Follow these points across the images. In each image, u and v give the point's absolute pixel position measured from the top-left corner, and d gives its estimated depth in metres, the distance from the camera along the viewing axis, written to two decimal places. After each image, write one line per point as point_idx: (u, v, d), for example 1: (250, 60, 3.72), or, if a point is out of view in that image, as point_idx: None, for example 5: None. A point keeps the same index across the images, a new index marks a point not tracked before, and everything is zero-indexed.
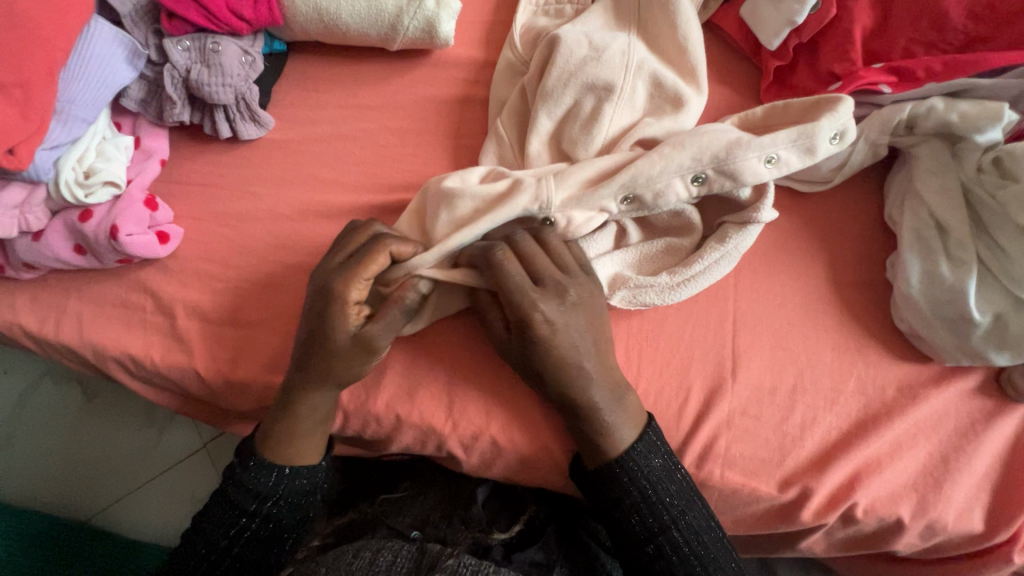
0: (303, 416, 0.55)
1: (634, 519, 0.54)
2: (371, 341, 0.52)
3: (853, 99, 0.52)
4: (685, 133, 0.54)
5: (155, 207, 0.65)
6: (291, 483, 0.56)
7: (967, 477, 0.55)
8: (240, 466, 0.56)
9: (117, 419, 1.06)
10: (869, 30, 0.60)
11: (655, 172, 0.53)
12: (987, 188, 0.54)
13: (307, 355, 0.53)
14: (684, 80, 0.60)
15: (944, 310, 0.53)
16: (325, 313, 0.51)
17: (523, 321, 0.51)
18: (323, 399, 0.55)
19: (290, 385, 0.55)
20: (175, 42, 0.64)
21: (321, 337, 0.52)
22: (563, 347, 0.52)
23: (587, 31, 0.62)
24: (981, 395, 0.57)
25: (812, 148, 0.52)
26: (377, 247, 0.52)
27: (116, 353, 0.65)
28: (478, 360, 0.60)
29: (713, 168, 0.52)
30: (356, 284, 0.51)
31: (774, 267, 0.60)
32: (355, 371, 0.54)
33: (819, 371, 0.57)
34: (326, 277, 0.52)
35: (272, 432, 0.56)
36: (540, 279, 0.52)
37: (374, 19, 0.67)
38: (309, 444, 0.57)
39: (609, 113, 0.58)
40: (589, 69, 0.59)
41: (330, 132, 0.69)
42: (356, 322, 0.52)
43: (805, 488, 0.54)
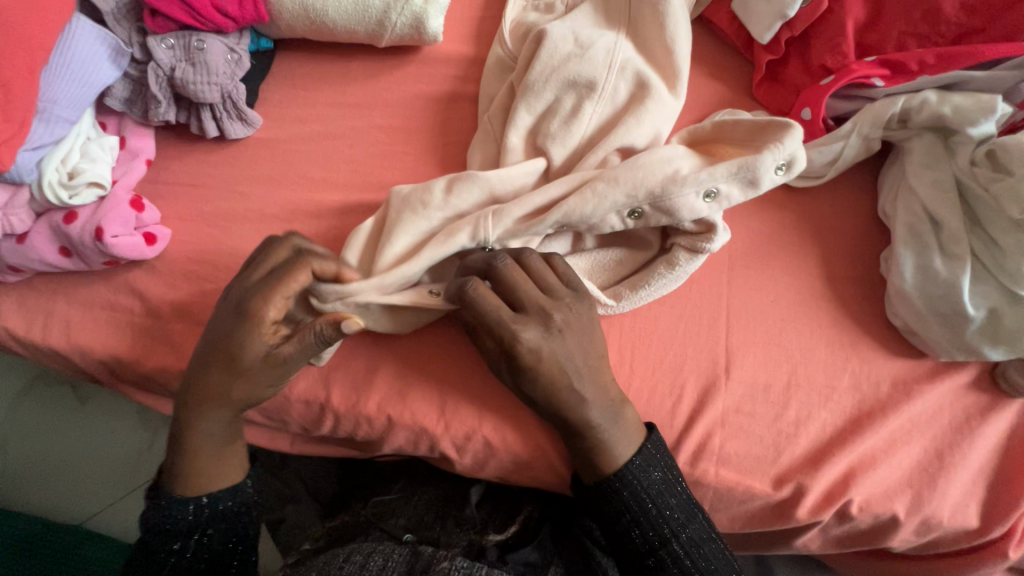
0: (200, 434, 0.54)
1: (634, 532, 0.54)
2: (283, 362, 0.52)
3: (802, 130, 0.50)
4: (621, 165, 0.53)
5: (142, 208, 0.64)
6: (214, 511, 0.55)
7: (962, 472, 0.55)
8: (152, 508, 0.54)
9: (111, 422, 1.06)
10: (861, 23, 0.59)
11: (586, 210, 0.52)
12: (980, 181, 0.53)
13: (208, 373, 0.52)
14: (666, 82, 0.60)
15: (938, 304, 0.53)
16: (234, 333, 0.51)
17: (508, 351, 0.51)
18: (218, 421, 0.54)
19: (185, 403, 0.54)
20: (159, 40, 0.63)
21: (229, 355, 0.51)
22: (551, 371, 0.51)
23: (575, 28, 0.61)
24: (976, 390, 0.57)
25: (753, 181, 0.51)
26: (298, 265, 0.52)
27: (104, 356, 0.65)
28: (464, 374, 0.59)
29: (649, 204, 0.52)
30: (273, 304, 0.51)
31: (767, 263, 0.60)
32: (258, 391, 0.53)
33: (813, 368, 0.57)
34: (240, 296, 0.52)
35: (180, 456, 0.54)
36: (525, 306, 0.52)
37: (361, 16, 0.66)
38: (217, 471, 0.55)
39: (587, 112, 0.58)
40: (572, 65, 0.59)
41: (319, 130, 0.68)
42: (271, 341, 0.52)
43: (800, 486, 0.54)
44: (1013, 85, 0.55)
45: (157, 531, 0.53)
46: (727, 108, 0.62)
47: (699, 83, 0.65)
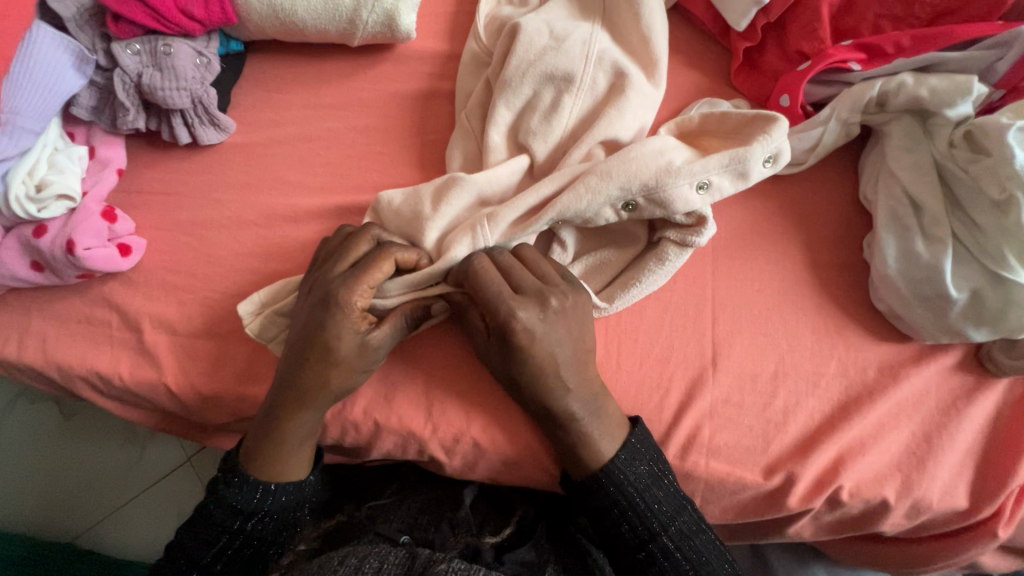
0: (296, 431, 0.54)
1: (623, 527, 0.54)
2: (375, 350, 0.52)
3: (786, 122, 0.51)
4: (612, 159, 0.52)
5: (114, 218, 0.63)
6: (276, 500, 0.55)
7: (950, 454, 0.55)
8: (223, 483, 0.54)
9: (98, 437, 1.04)
10: (836, 7, 0.59)
11: (577, 207, 0.52)
12: (960, 162, 0.52)
13: (304, 366, 0.51)
14: (645, 73, 0.59)
15: (922, 287, 0.53)
16: (328, 323, 0.50)
17: (501, 328, 0.49)
18: (312, 416, 0.54)
19: (280, 401, 0.53)
20: (125, 46, 0.62)
21: (323, 346, 0.50)
22: (541, 355, 0.50)
23: (549, 20, 0.60)
24: (961, 371, 0.57)
25: (743, 173, 0.52)
26: (383, 257, 0.51)
27: (82, 371, 0.63)
28: (453, 370, 0.58)
29: (642, 196, 0.52)
30: (362, 293, 0.50)
31: (751, 253, 0.59)
32: (354, 379, 0.53)
33: (800, 356, 0.56)
34: (329, 286, 0.50)
35: (270, 450, 0.54)
36: (521, 288, 0.51)
37: (331, 14, 0.65)
38: (297, 459, 0.56)
39: (568, 105, 0.57)
40: (549, 58, 0.58)
41: (294, 133, 0.67)
42: (363, 329, 0.51)
43: (791, 474, 0.54)
44: (989, 65, 0.54)
45: (223, 505, 0.54)
46: (705, 99, 0.62)
47: (677, 73, 0.64)
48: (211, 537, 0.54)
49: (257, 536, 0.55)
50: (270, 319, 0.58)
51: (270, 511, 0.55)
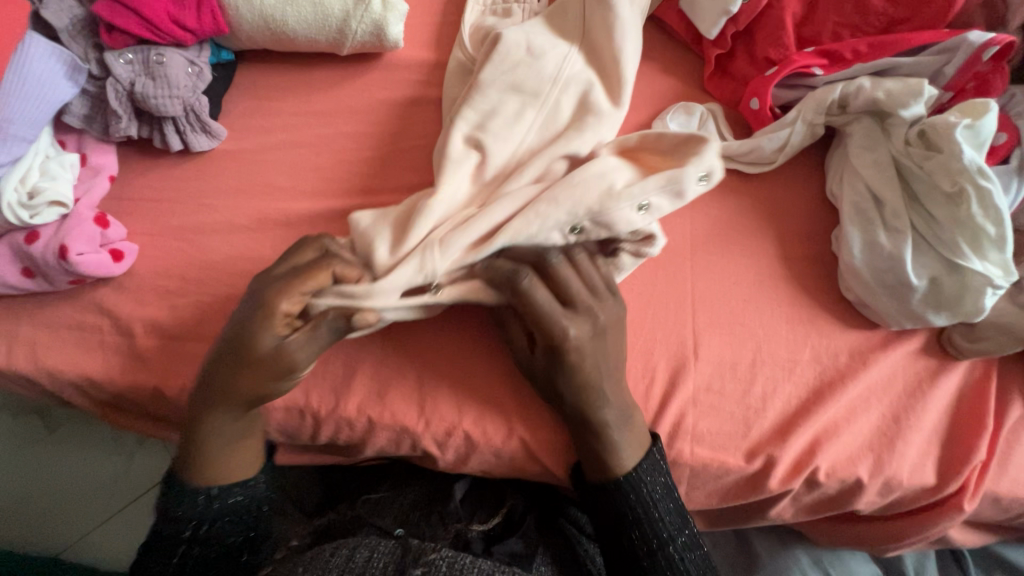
0: (218, 436, 0.55)
1: (634, 534, 0.56)
2: (295, 359, 0.51)
3: (717, 142, 0.52)
4: (559, 185, 0.54)
5: (106, 224, 0.64)
6: (223, 504, 0.56)
7: (917, 433, 0.58)
8: (168, 495, 0.56)
9: (84, 448, 1.02)
10: (799, 16, 0.63)
11: (526, 232, 0.53)
12: (916, 159, 0.56)
13: (221, 368, 0.52)
14: (610, 94, 0.62)
15: (885, 277, 0.56)
16: (248, 325, 0.50)
17: (554, 347, 0.53)
18: (226, 422, 0.54)
19: (199, 403, 0.54)
20: (117, 55, 0.63)
21: (241, 347, 0.51)
22: (590, 369, 0.53)
23: (530, 35, 0.63)
24: (926, 355, 0.60)
25: (678, 193, 0.52)
26: (320, 265, 0.53)
27: (75, 377, 0.64)
28: (484, 377, 0.60)
29: (589, 221, 0.53)
30: (287, 295, 0.51)
31: (727, 248, 0.63)
32: (265, 387, 0.52)
33: (776, 344, 0.59)
34: (260, 289, 0.52)
35: (193, 451, 0.55)
36: (572, 303, 0.54)
37: (321, 24, 0.67)
38: (229, 464, 0.56)
39: (529, 120, 0.60)
40: (521, 75, 0.61)
41: (285, 139, 0.69)
42: (282, 333, 0.51)
43: (770, 457, 0.57)
44: (937, 69, 0.58)
45: (171, 515, 0.55)
46: (681, 103, 0.65)
47: (653, 78, 0.68)
48: (167, 551, 0.55)
49: (211, 542, 0.56)
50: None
51: (210, 520, 0.56)
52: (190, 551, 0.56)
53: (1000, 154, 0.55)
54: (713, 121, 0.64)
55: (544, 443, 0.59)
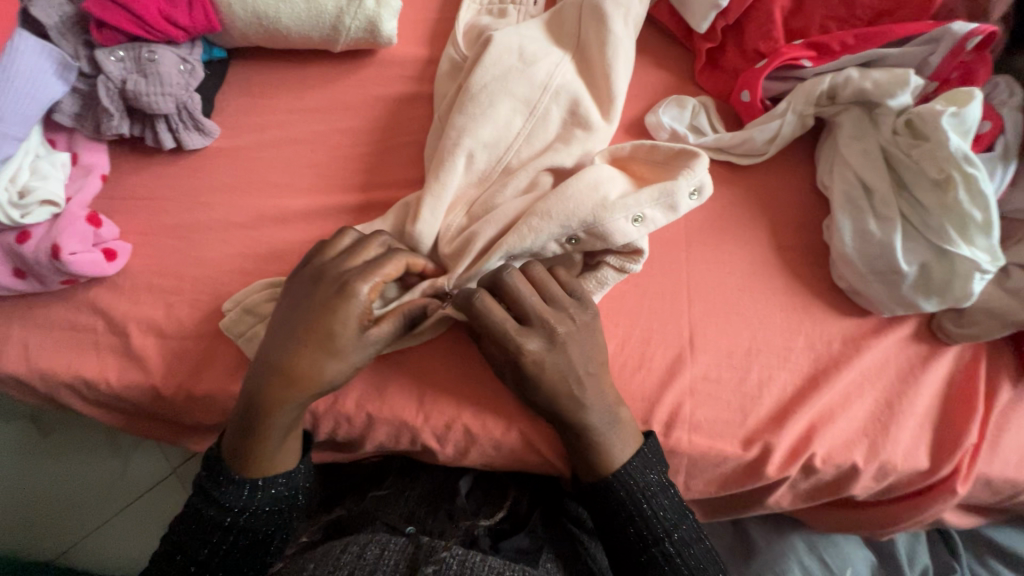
0: (279, 428, 0.53)
1: (629, 530, 0.56)
2: (374, 346, 0.53)
3: (707, 158, 0.54)
4: (552, 197, 0.55)
5: (99, 223, 0.63)
6: (266, 494, 0.55)
7: (910, 417, 0.59)
8: (211, 481, 0.55)
9: (78, 453, 1.01)
10: (787, 10, 0.64)
11: (521, 246, 0.55)
12: (903, 148, 0.57)
13: (297, 356, 0.52)
14: (601, 109, 0.62)
15: (876, 263, 0.57)
16: (336, 312, 0.51)
17: (514, 360, 0.53)
18: (290, 414, 0.53)
19: (259, 394, 0.53)
20: (108, 52, 0.62)
21: (324, 336, 0.52)
22: (552, 378, 0.53)
23: (523, 39, 0.63)
24: (917, 341, 0.61)
25: (672, 205, 0.54)
26: (395, 254, 0.54)
27: (69, 378, 0.63)
28: (465, 385, 0.59)
29: (584, 231, 0.54)
30: (371, 283, 0.52)
31: (722, 239, 0.63)
32: (345, 375, 0.53)
33: (770, 333, 0.60)
34: (348, 275, 0.53)
35: (250, 445, 0.54)
36: (527, 317, 0.53)
37: (315, 21, 0.67)
38: (280, 455, 0.56)
39: (516, 128, 0.60)
40: (512, 80, 0.61)
41: (279, 136, 0.69)
42: (366, 322, 0.53)
43: (767, 444, 0.57)
44: (923, 59, 0.59)
45: (211, 504, 0.54)
46: (673, 97, 0.66)
47: (646, 73, 0.68)
48: (207, 536, 0.54)
49: (251, 529, 0.55)
50: (240, 315, 0.60)
51: (251, 511, 0.55)
52: (222, 546, 0.54)
53: (986, 142, 0.55)
54: (704, 114, 0.65)
55: (544, 434, 0.60)
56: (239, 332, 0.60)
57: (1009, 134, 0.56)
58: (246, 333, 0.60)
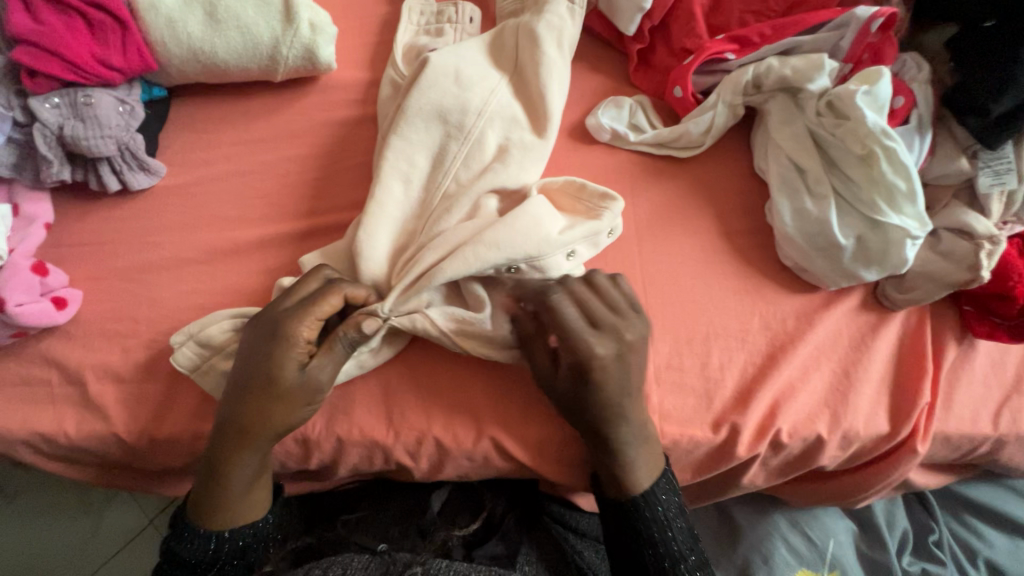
0: (235, 476, 0.53)
1: (647, 552, 0.56)
2: (317, 381, 0.53)
3: (623, 205, 0.59)
4: (501, 227, 0.55)
5: (45, 272, 0.62)
6: (231, 546, 0.55)
7: (866, 384, 0.61)
8: (175, 539, 0.54)
9: (47, 514, 0.97)
10: (706, 7, 0.67)
11: (462, 272, 0.54)
12: (828, 128, 0.59)
13: (247, 403, 0.52)
14: (535, 127, 0.63)
15: (816, 239, 0.60)
16: (272, 355, 0.52)
17: (581, 363, 0.53)
18: (254, 456, 0.54)
19: (220, 444, 0.53)
20: (43, 99, 0.61)
21: (269, 380, 0.52)
22: (611, 387, 0.54)
23: (459, 60, 0.64)
24: (866, 310, 0.63)
25: (596, 243, 0.58)
26: (330, 289, 0.53)
27: (24, 435, 0.61)
28: (438, 400, 0.59)
29: (524, 263, 0.56)
30: (306, 322, 0.52)
31: (672, 231, 0.65)
32: (298, 413, 0.53)
33: (726, 316, 0.62)
34: (275, 318, 0.52)
35: (211, 496, 0.54)
36: (598, 321, 0.54)
37: (252, 53, 0.67)
38: (244, 505, 0.55)
39: (452, 152, 0.61)
40: (445, 101, 0.62)
41: (227, 169, 0.69)
42: (304, 359, 0.53)
43: (734, 425, 0.59)
44: (835, 45, 0.63)
45: (177, 563, 0.54)
46: (609, 99, 0.68)
47: (583, 78, 0.70)
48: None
49: None
50: (195, 350, 0.59)
51: (231, 539, 0.55)
52: None
53: (901, 115, 0.58)
54: (642, 112, 0.67)
55: (515, 441, 0.59)
56: (194, 368, 0.59)
57: (922, 106, 0.58)
58: (204, 368, 0.59)
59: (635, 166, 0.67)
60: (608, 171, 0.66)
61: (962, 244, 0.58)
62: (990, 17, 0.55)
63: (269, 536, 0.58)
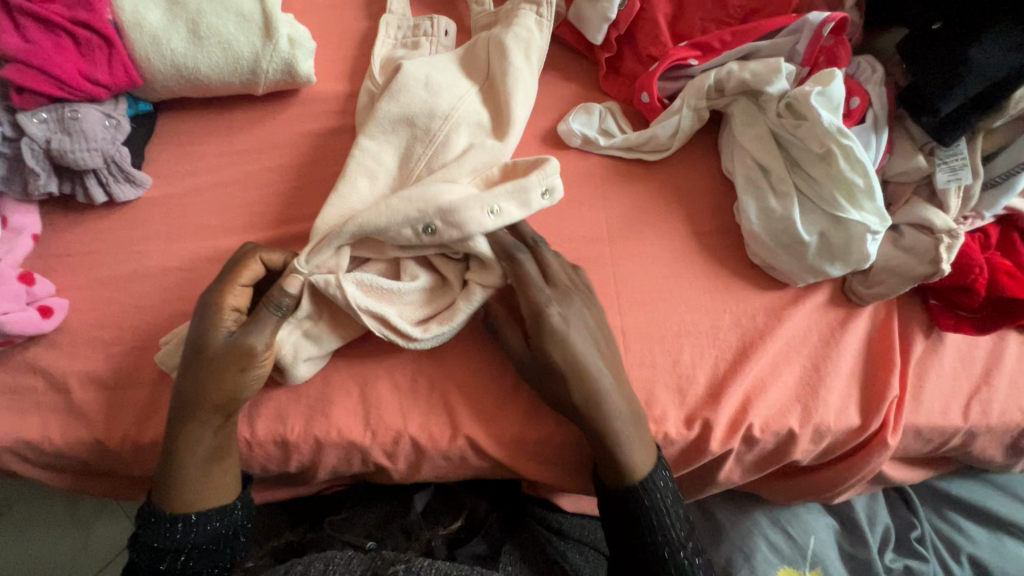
0: (189, 452, 0.55)
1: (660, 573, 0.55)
2: (246, 344, 0.54)
3: (556, 160, 0.58)
4: (418, 186, 0.57)
5: (32, 281, 0.64)
6: (200, 531, 0.55)
7: (836, 378, 0.62)
8: (144, 526, 0.55)
9: (36, 527, 0.98)
10: (670, 17, 0.70)
11: (375, 217, 0.56)
12: (790, 130, 0.61)
13: (187, 376, 0.54)
14: (498, 132, 0.65)
15: (782, 237, 0.61)
16: (199, 325, 0.55)
17: (536, 318, 0.55)
18: (204, 430, 0.55)
19: (174, 422, 0.55)
20: (31, 115, 0.63)
21: (197, 349, 0.54)
22: (578, 352, 0.55)
23: (431, 70, 0.67)
24: (834, 306, 0.64)
25: (525, 201, 0.57)
26: (247, 256, 0.58)
27: (8, 443, 0.62)
28: (419, 401, 0.60)
29: (439, 219, 0.56)
30: (229, 291, 0.56)
31: (643, 231, 0.66)
32: (235, 382, 0.54)
33: (696, 313, 0.63)
34: (201, 294, 0.57)
35: (168, 478, 0.55)
36: (551, 279, 0.58)
37: (234, 67, 0.70)
38: (203, 486, 0.56)
39: (418, 153, 0.63)
40: (416, 109, 0.64)
41: (210, 180, 0.71)
42: (230, 326, 0.55)
43: (706, 420, 0.60)
44: (791, 49, 0.65)
45: (149, 547, 0.54)
46: (580, 105, 0.70)
47: (555, 86, 0.73)
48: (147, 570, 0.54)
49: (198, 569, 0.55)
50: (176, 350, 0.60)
51: (200, 521, 0.55)
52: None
53: (857, 116, 0.60)
54: (611, 117, 0.69)
55: (494, 440, 0.60)
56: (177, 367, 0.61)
57: (876, 106, 0.60)
58: None
59: (605, 170, 0.68)
60: (579, 175, 0.68)
61: (923, 238, 0.60)
62: (937, 20, 0.57)
63: (239, 522, 0.59)
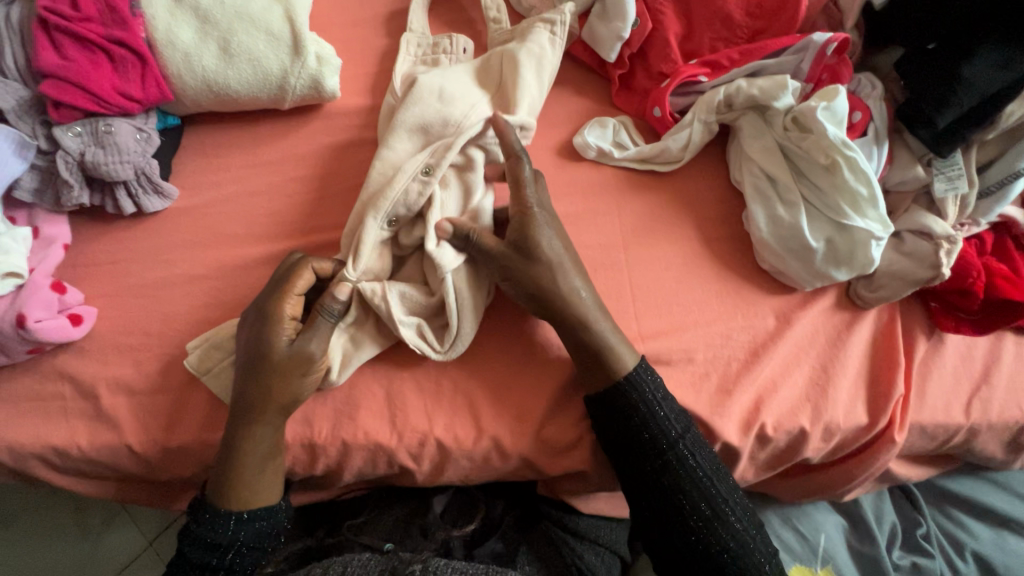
0: (251, 452, 0.57)
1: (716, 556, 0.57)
2: (306, 350, 0.57)
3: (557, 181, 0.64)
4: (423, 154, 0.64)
5: (63, 290, 0.65)
6: (249, 530, 0.58)
7: (843, 378, 0.65)
8: (196, 522, 0.58)
9: (45, 539, 0.97)
10: (681, 36, 0.73)
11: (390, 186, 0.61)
12: (795, 141, 0.65)
13: (250, 380, 0.57)
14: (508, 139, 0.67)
15: (790, 243, 0.64)
16: (260, 333, 0.57)
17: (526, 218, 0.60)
18: (266, 430, 0.58)
19: (233, 424, 0.58)
20: (66, 129, 0.66)
21: (260, 355, 0.57)
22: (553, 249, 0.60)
23: (445, 82, 0.69)
24: (840, 309, 0.67)
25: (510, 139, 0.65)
26: (301, 265, 0.60)
27: (37, 449, 0.63)
28: (447, 403, 0.62)
29: (434, 160, 0.62)
30: (287, 299, 0.58)
31: (657, 239, 0.69)
32: (296, 385, 0.58)
33: (710, 317, 0.66)
34: (258, 302, 0.59)
35: (228, 478, 0.57)
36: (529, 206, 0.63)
37: (262, 83, 0.72)
38: (265, 482, 0.59)
39: None
40: (432, 119, 0.66)
41: (236, 191, 0.73)
42: (291, 333, 0.58)
43: (721, 419, 0.62)
44: (796, 67, 0.69)
45: (200, 542, 0.57)
46: (594, 119, 0.73)
47: (569, 100, 0.76)
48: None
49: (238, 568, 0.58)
50: (203, 353, 0.63)
51: (252, 518, 0.59)
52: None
53: (859, 129, 0.64)
54: (625, 131, 0.73)
55: (517, 440, 0.62)
56: (203, 370, 0.63)
57: (877, 121, 0.64)
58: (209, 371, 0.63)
59: (619, 180, 0.71)
60: (595, 185, 0.71)
61: (923, 244, 0.63)
62: (932, 40, 0.61)
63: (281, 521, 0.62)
